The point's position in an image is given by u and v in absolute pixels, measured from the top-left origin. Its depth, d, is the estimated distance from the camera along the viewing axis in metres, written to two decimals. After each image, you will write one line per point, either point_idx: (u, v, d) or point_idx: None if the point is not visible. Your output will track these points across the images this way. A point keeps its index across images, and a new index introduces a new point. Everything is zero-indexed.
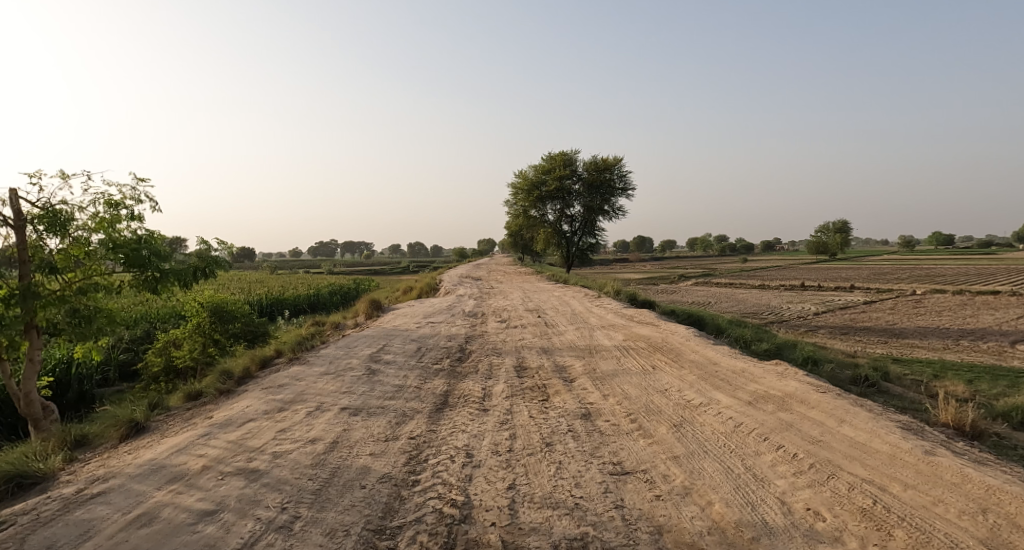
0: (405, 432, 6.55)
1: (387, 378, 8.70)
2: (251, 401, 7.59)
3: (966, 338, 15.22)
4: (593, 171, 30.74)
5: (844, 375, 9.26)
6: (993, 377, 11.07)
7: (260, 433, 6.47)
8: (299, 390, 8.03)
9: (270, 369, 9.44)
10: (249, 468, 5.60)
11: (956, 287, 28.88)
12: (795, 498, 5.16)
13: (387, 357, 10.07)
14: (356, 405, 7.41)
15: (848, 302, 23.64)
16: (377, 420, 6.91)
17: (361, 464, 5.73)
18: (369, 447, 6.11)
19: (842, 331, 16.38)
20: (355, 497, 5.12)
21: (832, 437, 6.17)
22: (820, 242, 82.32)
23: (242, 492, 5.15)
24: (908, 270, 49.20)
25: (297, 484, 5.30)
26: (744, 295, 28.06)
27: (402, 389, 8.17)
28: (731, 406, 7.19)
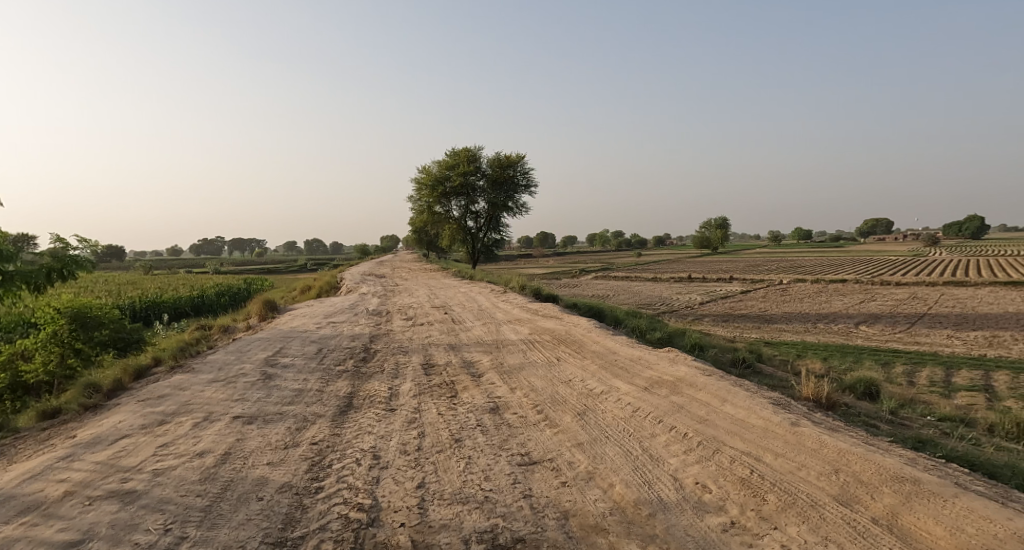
0: (307, 438, 6.45)
1: (285, 382, 8.47)
2: (124, 416, 7.13)
3: (823, 321, 17.16)
4: (497, 168, 31.18)
5: (725, 358, 10.22)
6: (843, 354, 12.68)
7: (137, 450, 6.12)
8: (183, 401, 7.63)
9: (145, 379, 8.86)
10: (124, 489, 5.30)
11: (814, 277, 32.17)
12: (686, 473, 5.68)
13: (285, 361, 9.76)
14: (250, 412, 7.17)
15: (727, 291, 25.73)
16: (274, 427, 6.73)
17: (258, 475, 5.60)
18: (266, 457, 5.96)
19: (723, 318, 17.83)
20: (252, 509, 5.02)
21: (716, 416, 6.80)
22: (703, 236, 88.43)
23: (116, 517, 4.89)
24: (776, 262, 53.99)
25: (184, 502, 5.09)
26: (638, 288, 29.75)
27: (302, 393, 7.98)
28: (630, 392, 7.70)
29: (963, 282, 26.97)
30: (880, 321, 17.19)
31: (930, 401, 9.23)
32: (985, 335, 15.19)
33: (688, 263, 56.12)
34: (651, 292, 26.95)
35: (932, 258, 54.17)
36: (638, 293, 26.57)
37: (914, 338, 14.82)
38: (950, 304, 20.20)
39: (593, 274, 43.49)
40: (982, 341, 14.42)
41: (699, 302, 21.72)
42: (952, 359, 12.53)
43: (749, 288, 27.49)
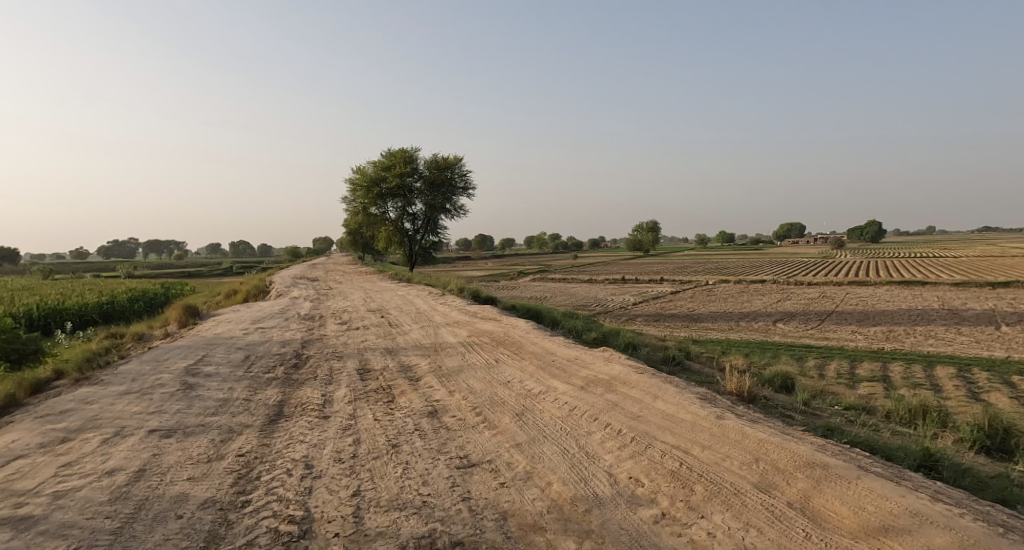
0: (232, 450, 6.27)
1: (208, 392, 8.15)
2: (23, 434, 6.68)
3: (745, 319, 18.16)
4: (435, 170, 31.05)
5: (657, 356, 10.65)
6: (763, 350, 13.49)
7: (35, 471, 5.76)
8: (90, 416, 7.22)
9: (45, 394, 8.32)
10: (17, 515, 5.01)
11: (737, 277, 34.01)
12: (620, 469, 5.90)
13: (208, 369, 9.39)
14: (168, 425, 6.88)
15: (658, 292, 26.72)
16: (196, 439, 6.50)
17: (177, 491, 5.40)
18: (187, 472, 5.75)
19: (654, 318, 18.53)
20: (169, 529, 4.84)
21: (649, 412, 7.09)
22: (636, 239, 91.20)
23: (8, 546, 4.62)
24: (702, 263, 56.43)
25: (90, 526, 4.85)
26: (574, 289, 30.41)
27: (227, 403, 7.72)
28: (567, 391, 7.90)
29: (867, 282, 29.22)
30: (795, 318, 18.37)
31: (838, 392, 9.99)
32: (886, 330, 16.54)
33: (621, 265, 57.78)
34: (586, 293, 27.61)
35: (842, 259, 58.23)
36: (574, 294, 27.16)
37: (825, 333, 15.95)
38: (856, 302, 21.84)
39: (529, 276, 43.94)
40: (884, 336, 15.69)
41: (631, 303, 22.42)
42: (857, 353, 13.58)
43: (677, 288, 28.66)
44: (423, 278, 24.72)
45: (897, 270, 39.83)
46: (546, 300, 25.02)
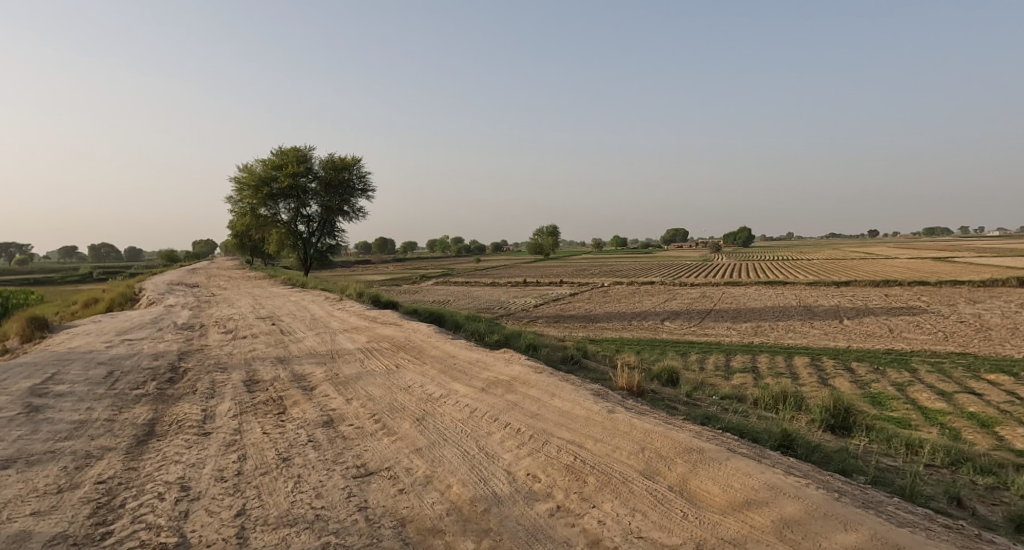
0: (92, 477, 5.77)
1: (63, 415, 7.40)
2: None
3: (637, 318, 19.20)
4: (331, 170, 30.09)
5: (556, 356, 11.02)
6: (653, 347, 14.34)
7: None
8: None
9: None
10: None
11: (629, 279, 35.87)
12: (518, 466, 6.06)
13: (63, 389, 8.52)
14: (9, 455, 6.20)
15: (556, 294, 27.56)
16: (46, 468, 5.91)
17: (19, 529, 4.90)
18: (33, 506, 5.23)
19: (554, 319, 19.12)
20: None
21: (546, 410, 7.33)
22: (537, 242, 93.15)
23: None
24: (597, 266, 58.84)
25: None
26: (476, 293, 30.65)
27: (88, 426, 7.08)
28: (468, 394, 7.99)
29: (742, 282, 31.86)
30: (680, 317, 19.68)
31: (717, 384, 10.86)
32: (756, 326, 18.15)
33: (521, 268, 58.84)
34: (487, 296, 27.92)
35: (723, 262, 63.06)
36: (476, 297, 27.37)
37: (707, 330, 17.23)
38: (732, 301, 23.77)
39: (430, 280, 43.65)
40: (755, 331, 17.21)
41: (531, 305, 22.97)
42: (733, 347, 14.80)
43: (574, 290, 29.71)
44: (319, 283, 23.88)
45: (766, 271, 43.83)
46: (447, 303, 25.03)
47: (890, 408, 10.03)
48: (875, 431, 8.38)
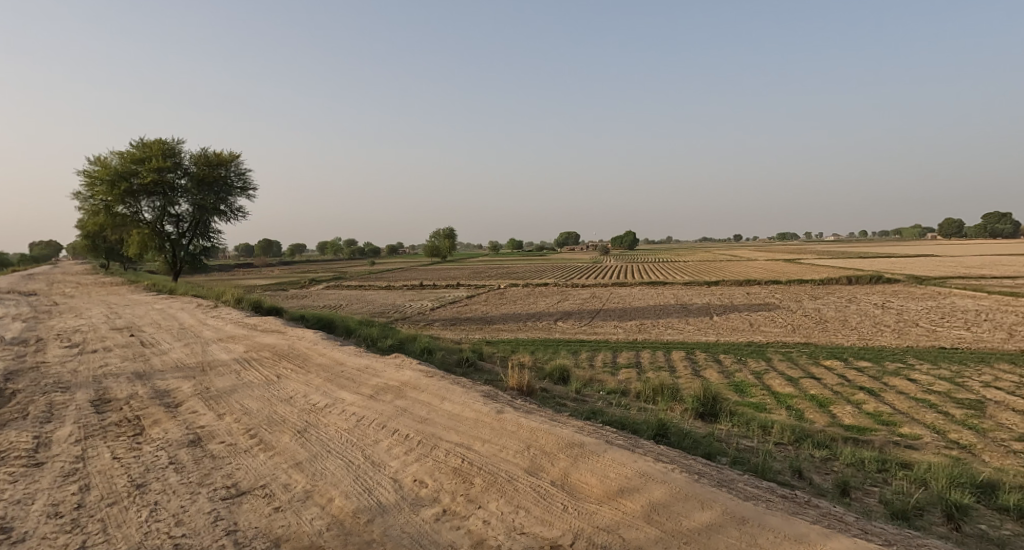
0: None
1: None
2: None
3: (531, 319, 19.56)
4: (204, 166, 27.99)
5: (452, 359, 10.92)
6: (548, 347, 14.66)
7: None
8: None
9: None
10: None
11: (524, 281, 36.58)
12: (405, 473, 5.90)
13: None
14: None
15: (452, 297, 27.45)
16: None
17: None
18: None
19: (450, 322, 19.00)
20: None
21: (436, 413, 7.21)
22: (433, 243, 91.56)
23: None
24: (492, 269, 59.54)
25: None
26: (369, 297, 29.82)
27: None
28: (354, 401, 7.68)
29: (627, 283, 33.49)
30: (572, 317, 20.28)
31: (604, 379, 11.29)
32: (641, 323, 19.10)
33: (414, 271, 58.09)
34: (380, 300, 27.25)
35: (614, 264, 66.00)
36: (369, 302, 26.62)
37: (596, 329, 17.89)
38: (619, 301, 24.89)
39: (320, 284, 41.87)
40: (638, 328, 18.12)
41: (425, 308, 22.68)
42: (620, 344, 15.45)
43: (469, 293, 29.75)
44: (190, 289, 22.08)
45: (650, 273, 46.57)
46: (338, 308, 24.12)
47: (749, 394, 10.97)
48: (738, 415, 9.20)
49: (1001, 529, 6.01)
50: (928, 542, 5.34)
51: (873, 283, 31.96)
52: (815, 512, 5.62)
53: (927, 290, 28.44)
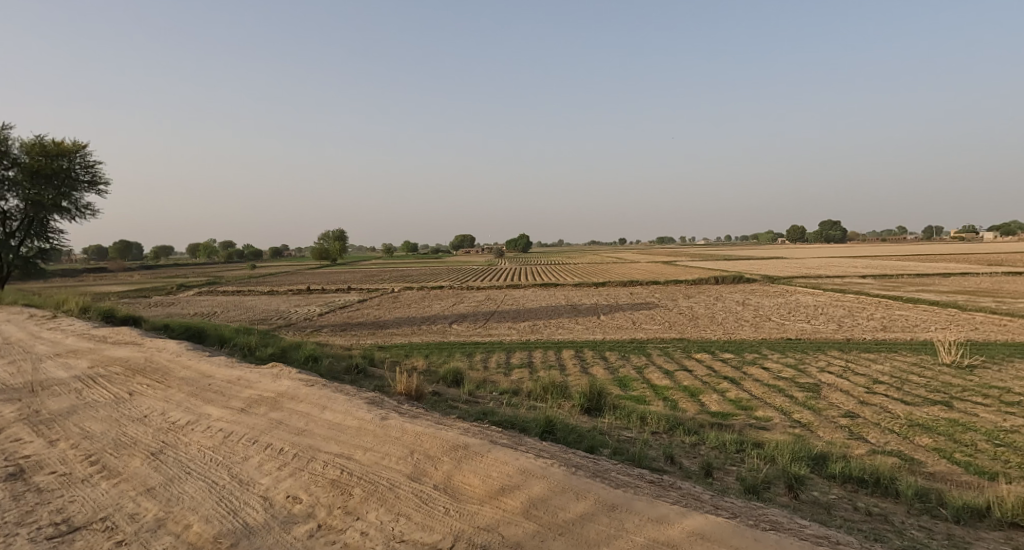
0: None
1: None
2: None
3: (425, 322, 19.45)
4: (39, 156, 24.77)
5: (339, 366, 10.62)
6: (442, 350, 14.65)
7: None
8: None
9: None
10: None
11: (420, 283, 36.28)
12: (277, 489, 5.72)
13: None
14: None
15: (342, 301, 26.62)
16: None
17: None
18: None
19: (340, 327, 18.44)
20: None
21: (314, 424, 7.00)
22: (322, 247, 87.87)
23: None
24: (386, 271, 58.41)
25: None
26: (252, 303, 28.22)
27: None
28: (222, 417, 7.27)
29: (522, 285, 34.19)
30: (466, 319, 20.40)
31: (497, 380, 11.47)
32: (533, 324, 19.60)
33: (303, 275, 55.58)
34: (263, 306, 25.86)
35: (508, 266, 67.34)
36: (251, 308, 25.18)
37: (490, 331, 18.13)
38: (513, 302, 25.36)
39: (196, 290, 38.88)
40: (530, 329, 18.59)
41: (314, 314, 21.82)
42: (512, 345, 15.77)
43: (362, 296, 29.00)
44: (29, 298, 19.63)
45: (545, 275, 47.82)
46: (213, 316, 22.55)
47: (631, 388, 11.61)
48: (620, 409, 9.67)
49: (829, 494, 6.87)
50: (768, 511, 6.00)
51: (739, 282, 35.05)
52: (676, 493, 6.11)
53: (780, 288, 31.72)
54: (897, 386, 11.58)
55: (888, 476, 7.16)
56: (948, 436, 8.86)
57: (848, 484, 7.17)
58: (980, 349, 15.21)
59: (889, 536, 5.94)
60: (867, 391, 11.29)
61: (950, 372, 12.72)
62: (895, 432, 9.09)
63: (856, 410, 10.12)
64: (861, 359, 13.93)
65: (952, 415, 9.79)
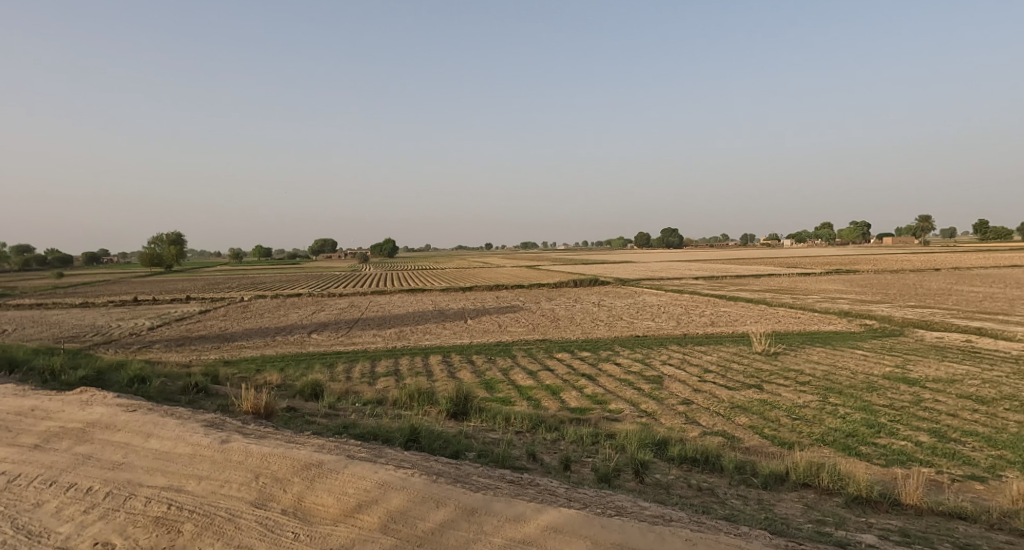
0: None
1: None
2: None
3: (279, 333, 18.18)
4: None
5: (173, 386, 9.51)
6: (298, 362, 13.74)
7: None
8: None
9: None
10: None
11: (275, 291, 34.00)
12: (82, 536, 5.04)
13: None
14: None
15: (181, 313, 24.04)
16: None
17: None
18: None
19: (177, 342, 16.64)
20: None
21: (136, 455, 6.16)
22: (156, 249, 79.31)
23: None
24: (237, 278, 54.02)
25: None
26: (66, 317, 24.56)
27: None
28: (9, 457, 6.17)
29: (387, 291, 33.38)
30: (326, 328, 19.41)
31: (360, 390, 10.96)
32: (397, 330, 19.11)
33: (137, 283, 49.77)
34: (82, 321, 22.57)
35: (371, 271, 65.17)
36: (64, 324, 21.88)
37: (352, 339, 17.37)
38: (376, 309, 24.58)
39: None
40: (395, 335, 18.09)
41: (145, 329, 19.45)
42: (377, 353, 15.23)
43: (206, 307, 26.46)
44: None
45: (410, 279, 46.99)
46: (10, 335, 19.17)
47: (496, 390, 11.68)
48: (486, 411, 9.64)
49: (669, 475, 7.37)
50: (615, 497, 6.28)
51: (592, 285, 37.03)
52: (533, 490, 6.17)
53: (628, 289, 34.04)
54: (722, 374, 12.85)
55: (715, 454, 7.85)
56: (759, 414, 9.96)
57: (684, 465, 7.75)
58: (784, 339, 17.43)
59: (714, 508, 6.46)
60: (699, 379, 12.38)
61: (761, 359, 14.40)
62: (720, 414, 10.03)
63: (691, 397, 11.03)
64: (693, 351, 15.32)
65: (762, 396, 11.04)
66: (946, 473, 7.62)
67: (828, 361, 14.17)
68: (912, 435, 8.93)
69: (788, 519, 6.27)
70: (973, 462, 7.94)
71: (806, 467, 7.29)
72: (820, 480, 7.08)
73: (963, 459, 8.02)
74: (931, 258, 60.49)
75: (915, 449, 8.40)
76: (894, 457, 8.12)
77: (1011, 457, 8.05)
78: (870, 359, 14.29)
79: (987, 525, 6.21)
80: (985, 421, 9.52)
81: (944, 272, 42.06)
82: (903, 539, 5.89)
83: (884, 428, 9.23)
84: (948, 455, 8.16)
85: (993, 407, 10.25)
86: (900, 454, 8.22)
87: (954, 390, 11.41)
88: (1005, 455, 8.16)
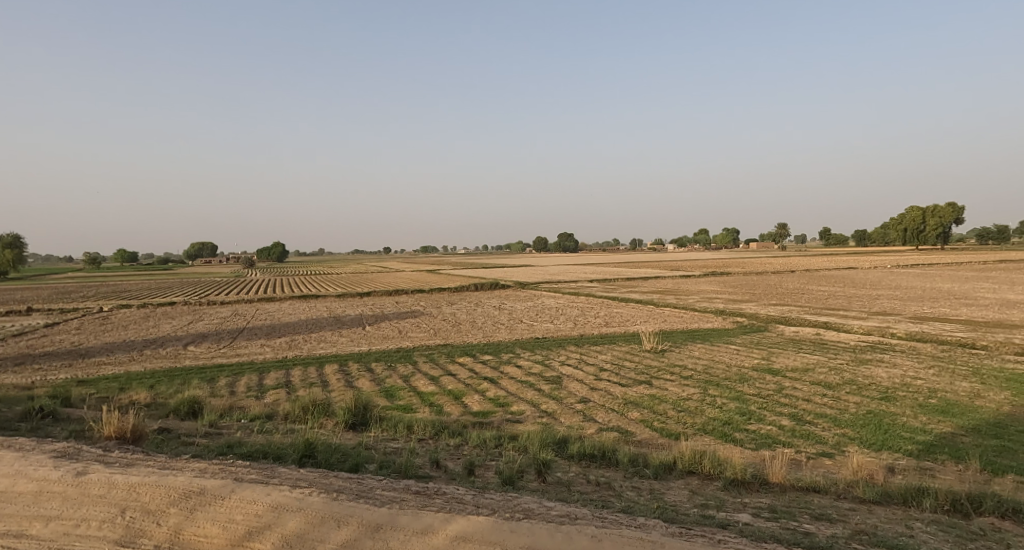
0: None
1: None
2: None
3: (149, 346, 16.30)
4: None
5: (12, 413, 8.07)
6: (171, 377, 12.31)
7: None
8: None
9: None
10: None
11: (142, 301, 30.72)
12: None
13: None
14: None
15: (22, 327, 20.89)
16: None
17: None
18: None
19: (17, 361, 14.36)
20: None
21: None
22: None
23: None
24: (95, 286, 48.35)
25: None
26: None
27: None
28: None
29: (274, 298, 31.29)
30: (205, 339, 17.70)
31: (245, 405, 9.97)
32: (287, 340, 17.83)
33: None
34: None
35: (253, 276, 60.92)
36: None
37: (235, 350, 15.94)
38: (263, 317, 22.89)
39: None
40: (285, 345, 16.86)
41: None
42: (265, 364, 14.06)
43: (55, 320, 23.23)
44: None
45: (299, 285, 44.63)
46: None
47: (396, 398, 11.13)
48: (386, 420, 9.10)
49: (570, 472, 7.27)
50: (521, 499, 6.05)
51: (490, 288, 37.04)
52: (439, 499, 5.80)
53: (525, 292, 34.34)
54: (616, 372, 13.14)
55: (611, 449, 7.87)
56: (649, 408, 10.22)
57: (583, 462, 7.70)
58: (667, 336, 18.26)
59: (613, 501, 6.42)
60: (595, 378, 12.55)
61: (649, 357, 14.94)
62: (615, 410, 10.18)
63: (588, 395, 11.13)
64: (589, 351, 15.58)
65: (652, 391, 11.36)
66: (802, 451, 8.14)
67: (708, 356, 14.97)
68: (775, 419, 9.53)
69: (677, 505, 6.35)
70: (822, 440, 8.57)
71: (690, 455, 7.48)
72: (702, 467, 7.31)
73: (814, 438, 8.64)
74: (785, 261, 73.85)
75: (778, 432, 8.94)
76: (762, 440, 8.59)
77: (852, 434, 8.78)
78: (743, 353, 15.28)
79: (835, 495, 6.66)
80: (832, 404, 10.39)
81: (796, 275, 47.36)
82: (771, 514, 6.14)
83: (753, 415, 9.77)
84: (804, 435, 8.75)
85: (838, 391, 11.24)
86: (765, 437, 8.72)
87: (809, 378, 12.41)
88: (846, 432, 8.88)
